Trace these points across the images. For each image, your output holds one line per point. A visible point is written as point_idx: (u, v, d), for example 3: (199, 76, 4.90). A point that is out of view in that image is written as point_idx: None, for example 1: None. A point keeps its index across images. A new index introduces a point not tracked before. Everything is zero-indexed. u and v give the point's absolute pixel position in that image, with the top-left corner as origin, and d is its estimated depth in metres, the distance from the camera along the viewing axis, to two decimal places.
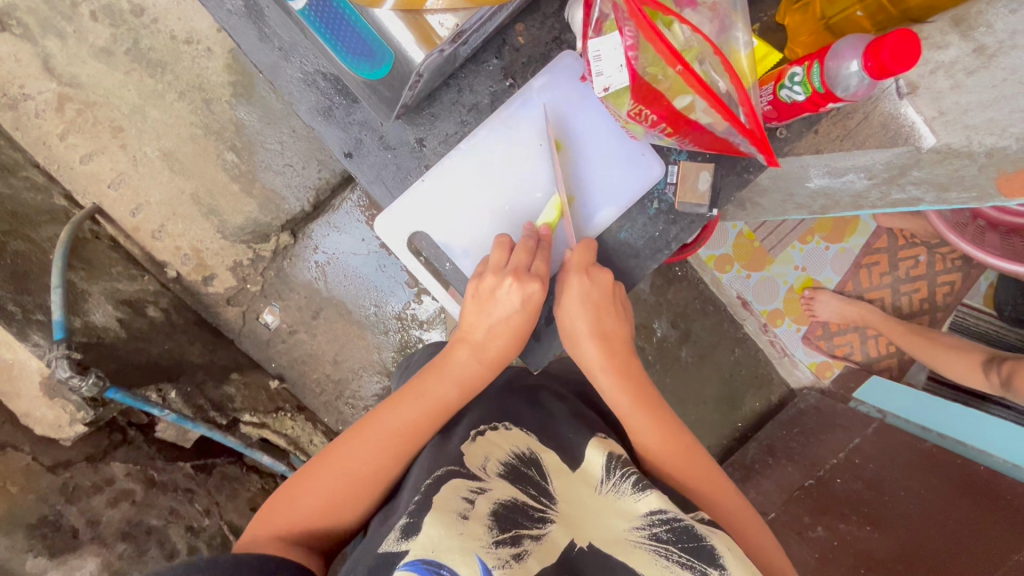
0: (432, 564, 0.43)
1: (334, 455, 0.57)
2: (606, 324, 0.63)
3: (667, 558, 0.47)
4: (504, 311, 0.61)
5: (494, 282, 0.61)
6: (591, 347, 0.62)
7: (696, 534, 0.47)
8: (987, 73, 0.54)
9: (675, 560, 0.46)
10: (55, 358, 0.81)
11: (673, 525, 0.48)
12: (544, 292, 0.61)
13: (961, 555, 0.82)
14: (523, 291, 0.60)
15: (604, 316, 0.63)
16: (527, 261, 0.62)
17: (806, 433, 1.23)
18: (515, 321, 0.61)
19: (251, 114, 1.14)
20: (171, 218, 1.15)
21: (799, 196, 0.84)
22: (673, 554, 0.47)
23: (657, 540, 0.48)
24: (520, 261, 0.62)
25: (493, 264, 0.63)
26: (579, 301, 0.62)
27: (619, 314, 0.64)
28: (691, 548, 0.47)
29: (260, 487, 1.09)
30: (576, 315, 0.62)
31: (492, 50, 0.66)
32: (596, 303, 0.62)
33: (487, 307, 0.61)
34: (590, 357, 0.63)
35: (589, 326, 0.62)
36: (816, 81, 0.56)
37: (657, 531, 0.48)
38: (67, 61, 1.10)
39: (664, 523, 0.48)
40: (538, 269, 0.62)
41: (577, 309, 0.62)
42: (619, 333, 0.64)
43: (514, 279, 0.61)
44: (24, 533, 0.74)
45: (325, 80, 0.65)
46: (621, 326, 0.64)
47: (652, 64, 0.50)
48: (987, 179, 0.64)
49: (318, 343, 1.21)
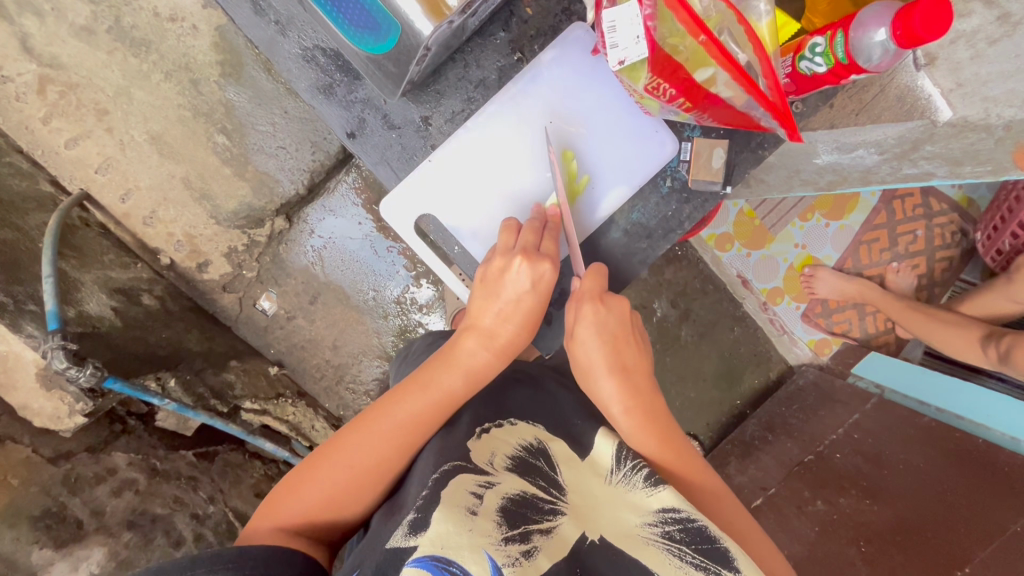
0: (442, 560, 0.42)
1: (336, 447, 0.56)
2: (626, 357, 0.60)
3: (680, 558, 0.46)
4: (512, 293, 0.60)
5: (503, 263, 0.61)
6: (610, 383, 0.59)
7: (710, 535, 0.47)
8: (1010, 43, 0.53)
9: (689, 561, 0.46)
10: (50, 349, 0.79)
11: (687, 525, 0.47)
12: (554, 272, 0.60)
13: (960, 526, 0.83)
14: (534, 271, 0.59)
15: (622, 347, 0.60)
16: (536, 241, 0.62)
17: (805, 409, 1.24)
18: (525, 305, 0.60)
19: (241, 95, 1.11)
20: (162, 203, 1.12)
21: (805, 172, 0.81)
22: (687, 556, 0.46)
23: (670, 539, 0.47)
24: (528, 241, 0.61)
25: (501, 248, 0.62)
26: (597, 331, 0.59)
27: (637, 345, 0.61)
28: (705, 550, 0.46)
29: (264, 473, 1.08)
30: (592, 345, 0.59)
31: (499, 23, 0.64)
32: (612, 333, 0.60)
33: (496, 291, 0.60)
34: (608, 395, 0.59)
35: (607, 357, 0.59)
36: (839, 52, 0.54)
37: (670, 529, 0.47)
38: (46, 40, 1.05)
39: (676, 522, 0.48)
40: (546, 248, 0.61)
41: (594, 340, 0.59)
42: (640, 366, 0.61)
43: (524, 258, 0.59)
44: (28, 525, 0.73)
45: (325, 56, 0.62)
46: (641, 357, 0.61)
47: (672, 35, 0.48)
48: (1004, 153, 0.63)
49: (316, 328, 1.19)
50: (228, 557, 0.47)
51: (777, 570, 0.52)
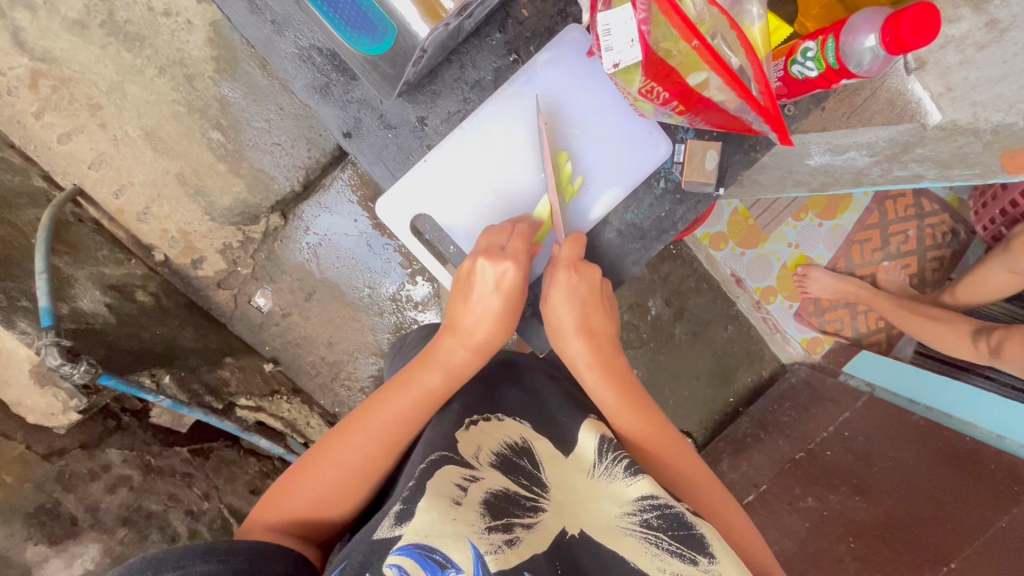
0: (426, 547, 0.42)
1: (322, 448, 0.57)
2: (593, 320, 0.61)
3: (656, 545, 0.46)
4: (482, 293, 0.60)
5: (470, 265, 0.61)
6: (576, 343, 0.61)
7: (687, 521, 0.47)
8: (998, 49, 0.56)
9: (665, 548, 0.46)
10: (44, 346, 0.80)
11: (664, 511, 0.48)
12: (518, 270, 0.60)
13: (943, 522, 0.85)
14: (497, 270, 0.59)
15: (590, 311, 0.61)
16: (503, 241, 0.62)
17: (797, 407, 1.25)
18: (494, 306, 0.60)
19: (236, 91, 1.10)
20: (156, 199, 1.11)
21: (798, 173, 0.83)
22: (663, 543, 0.46)
23: (648, 527, 0.47)
24: (495, 241, 0.62)
25: (473, 250, 0.63)
26: (567, 296, 0.60)
27: (605, 310, 0.63)
28: (681, 536, 0.46)
29: (258, 470, 1.08)
30: (563, 309, 0.60)
31: (495, 24, 0.64)
32: (582, 297, 0.61)
33: (467, 292, 0.61)
34: (574, 354, 0.61)
35: (576, 319, 0.60)
36: (830, 57, 0.54)
37: (648, 517, 0.48)
38: (38, 34, 1.04)
39: (654, 510, 0.48)
40: (513, 246, 0.61)
41: (565, 303, 0.60)
42: (606, 329, 0.63)
43: (486, 258, 0.60)
44: (23, 522, 0.73)
45: (321, 55, 0.62)
46: (607, 322, 0.63)
47: (665, 40, 0.49)
48: (992, 157, 0.66)
49: (311, 325, 1.19)
50: (219, 553, 0.47)
51: (720, 503, 0.57)
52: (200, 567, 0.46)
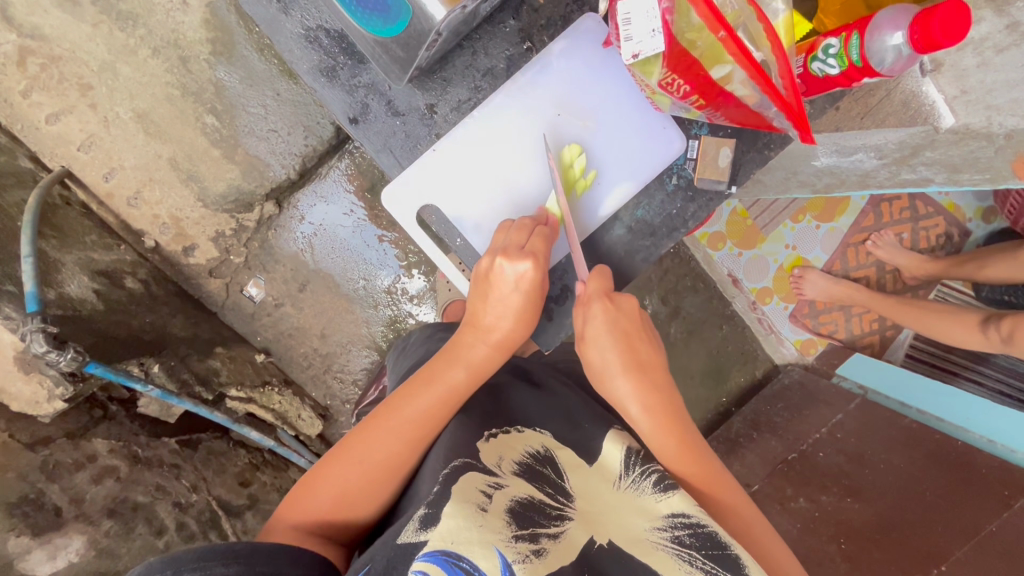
0: (452, 555, 0.40)
1: (348, 446, 0.57)
2: (639, 354, 0.60)
3: (691, 563, 0.45)
4: (501, 293, 0.59)
5: (490, 264, 0.60)
6: (624, 381, 0.59)
7: (721, 541, 0.46)
8: (1017, 52, 0.55)
9: (699, 566, 0.45)
10: (30, 331, 0.78)
11: (697, 530, 0.47)
12: (537, 270, 0.58)
13: (938, 526, 0.85)
14: (514, 271, 0.58)
15: (635, 344, 0.60)
16: (522, 240, 0.60)
17: (790, 408, 1.25)
18: (513, 304, 0.59)
19: (232, 75, 1.07)
20: (147, 184, 1.09)
21: (803, 174, 0.84)
22: (698, 561, 0.45)
23: (680, 544, 0.46)
24: (514, 240, 0.60)
25: (491, 248, 0.62)
26: (608, 328, 0.59)
27: (650, 341, 0.62)
28: (715, 556, 0.45)
29: (247, 462, 1.05)
30: (605, 345, 0.59)
31: (509, 11, 0.63)
32: (624, 330, 0.60)
33: (486, 291, 0.60)
34: (624, 395, 0.59)
35: (620, 355, 0.59)
36: (854, 55, 0.54)
37: (679, 534, 0.47)
38: (27, 10, 1.01)
39: (686, 528, 0.47)
40: (532, 245, 0.59)
41: (606, 339, 0.59)
42: (654, 362, 0.61)
43: (504, 257, 0.58)
44: (4, 512, 0.70)
45: (328, 37, 0.60)
46: (655, 356, 0.61)
47: (689, 29, 0.48)
48: (1004, 162, 0.65)
49: (305, 317, 1.17)
50: (235, 557, 0.47)
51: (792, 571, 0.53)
52: (222, 570, 0.46)
